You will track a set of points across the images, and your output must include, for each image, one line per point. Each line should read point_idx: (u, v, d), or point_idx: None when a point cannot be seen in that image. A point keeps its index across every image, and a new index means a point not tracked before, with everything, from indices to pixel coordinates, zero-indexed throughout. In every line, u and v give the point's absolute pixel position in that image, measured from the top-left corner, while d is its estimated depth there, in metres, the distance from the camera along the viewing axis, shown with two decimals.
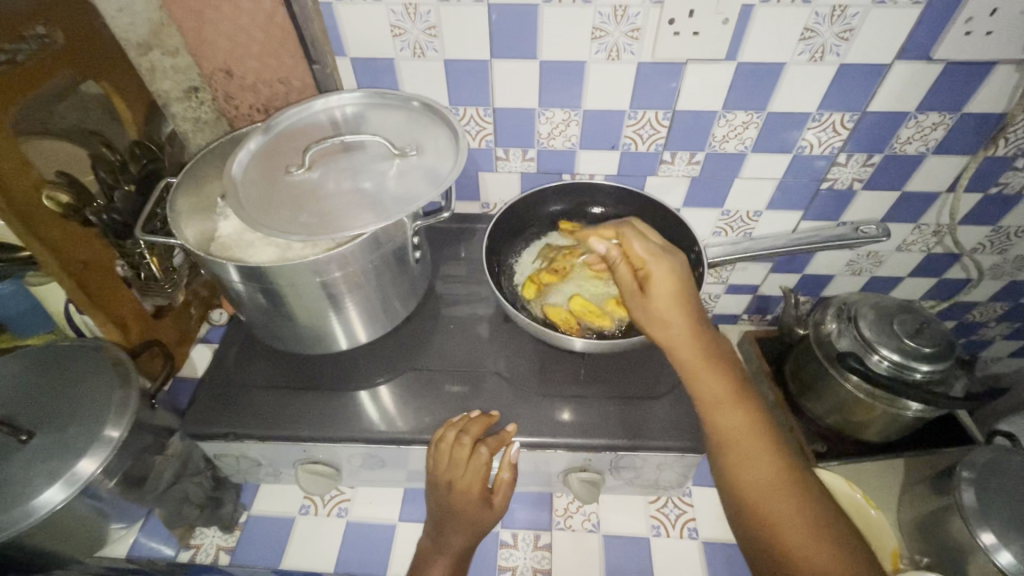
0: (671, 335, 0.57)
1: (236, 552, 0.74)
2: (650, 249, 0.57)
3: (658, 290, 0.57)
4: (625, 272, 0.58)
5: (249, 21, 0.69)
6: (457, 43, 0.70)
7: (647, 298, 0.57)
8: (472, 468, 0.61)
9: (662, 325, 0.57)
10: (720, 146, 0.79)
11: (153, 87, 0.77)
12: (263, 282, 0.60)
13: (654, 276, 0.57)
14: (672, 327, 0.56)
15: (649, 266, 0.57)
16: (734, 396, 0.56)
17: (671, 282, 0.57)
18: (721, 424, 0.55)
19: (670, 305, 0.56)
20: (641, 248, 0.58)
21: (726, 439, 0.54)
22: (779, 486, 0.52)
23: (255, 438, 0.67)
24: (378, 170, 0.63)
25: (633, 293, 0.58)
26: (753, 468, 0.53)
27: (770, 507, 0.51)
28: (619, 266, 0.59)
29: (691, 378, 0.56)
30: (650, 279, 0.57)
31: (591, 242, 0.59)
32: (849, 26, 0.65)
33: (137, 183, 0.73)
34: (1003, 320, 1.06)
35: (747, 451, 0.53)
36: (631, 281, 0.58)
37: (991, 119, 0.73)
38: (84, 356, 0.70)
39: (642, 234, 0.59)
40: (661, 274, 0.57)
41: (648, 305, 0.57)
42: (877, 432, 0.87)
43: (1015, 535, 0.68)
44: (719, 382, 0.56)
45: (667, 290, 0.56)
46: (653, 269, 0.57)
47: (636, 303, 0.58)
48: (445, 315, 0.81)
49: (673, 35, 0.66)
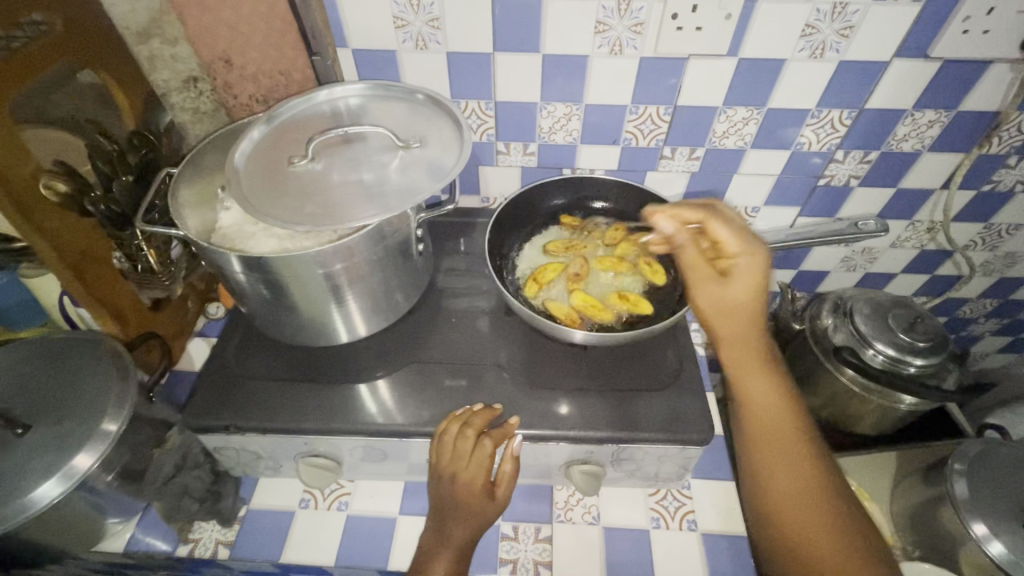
0: (735, 328, 0.58)
1: (235, 547, 0.72)
2: (739, 238, 0.57)
3: (731, 279, 0.57)
4: (694, 257, 0.58)
5: (250, 10, 0.68)
6: (461, 36, 0.70)
7: (722, 287, 0.57)
8: (476, 460, 0.62)
9: (726, 316, 0.58)
10: (719, 142, 0.80)
11: (151, 76, 0.76)
12: (265, 273, 0.59)
13: (740, 270, 0.56)
14: (736, 322, 0.58)
15: (737, 258, 0.57)
16: (778, 394, 0.57)
17: (754, 278, 0.56)
18: (758, 418, 0.56)
19: (744, 299, 0.57)
20: (725, 235, 0.57)
21: (762, 433, 0.56)
22: (811, 494, 0.53)
23: (255, 430, 0.67)
24: (382, 162, 0.63)
25: (709, 280, 0.58)
26: (785, 469, 0.54)
27: (794, 508, 0.52)
28: (689, 250, 0.59)
29: (738, 369, 0.58)
30: (734, 271, 0.57)
31: (658, 218, 0.58)
32: (849, 23, 0.65)
33: (135, 174, 0.72)
34: (993, 316, 1.08)
35: (779, 451, 0.55)
36: (703, 267, 0.58)
37: (986, 117, 0.74)
38: (77, 350, 0.69)
39: (732, 220, 0.58)
40: (743, 265, 0.56)
41: (717, 293, 0.58)
42: (870, 424, 0.89)
43: (1005, 526, 0.69)
44: (763, 380, 0.58)
45: (747, 285, 0.57)
46: (742, 262, 0.56)
47: (709, 289, 0.58)
48: (445, 309, 0.81)
49: (676, 30, 0.67)
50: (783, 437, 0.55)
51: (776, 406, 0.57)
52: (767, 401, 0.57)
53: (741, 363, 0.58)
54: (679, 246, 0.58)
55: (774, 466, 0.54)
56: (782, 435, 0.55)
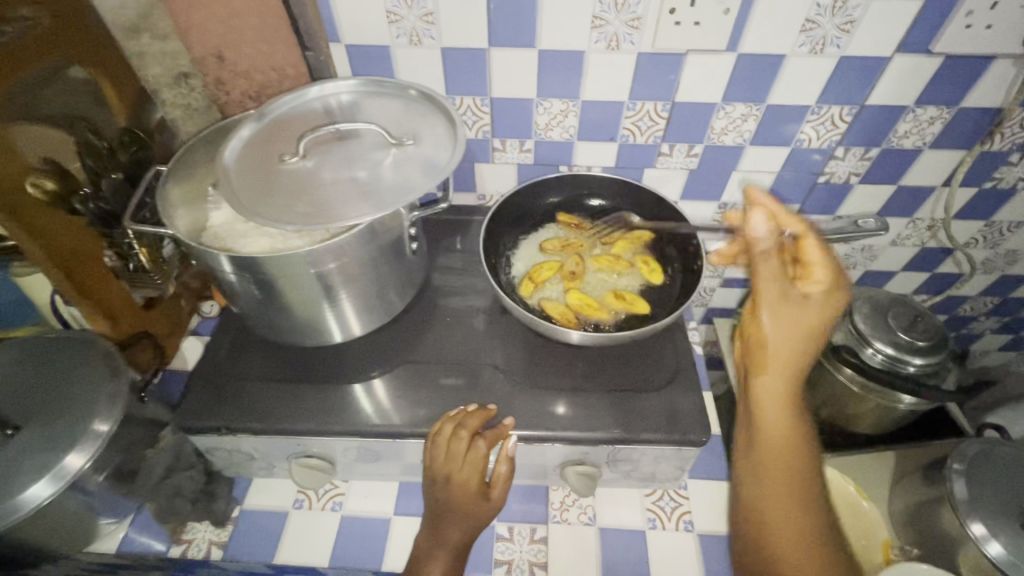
0: (790, 361, 0.51)
1: (228, 547, 0.72)
2: (829, 267, 0.52)
3: (811, 306, 0.51)
4: (775, 268, 0.52)
5: (241, 5, 0.67)
6: (455, 31, 0.69)
7: (795, 311, 0.51)
8: (470, 461, 0.62)
9: (786, 342, 0.51)
10: (717, 139, 0.79)
11: (141, 72, 0.75)
12: (256, 273, 0.58)
13: (819, 300, 0.51)
14: (794, 351, 0.51)
15: (821, 286, 0.51)
16: (801, 438, 0.52)
17: (828, 315, 0.51)
18: (772, 458, 0.51)
19: (811, 334, 0.51)
20: (815, 256, 0.52)
21: (773, 473, 0.51)
22: (815, 545, 0.49)
23: (247, 431, 0.66)
24: (375, 159, 0.62)
25: (784, 300, 0.52)
26: (790, 513, 0.50)
27: (794, 557, 0.48)
28: (771, 260, 0.52)
29: (768, 403, 0.52)
30: (812, 299, 0.51)
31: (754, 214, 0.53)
32: (850, 18, 0.64)
33: (123, 171, 0.71)
34: (994, 314, 1.07)
35: (783, 495, 0.50)
36: (785, 284, 0.52)
37: (988, 114, 0.73)
38: (69, 348, 0.68)
39: (826, 247, 0.53)
40: (823, 295, 0.51)
41: (788, 314, 0.51)
42: (869, 424, 0.88)
43: (1004, 526, 0.69)
44: (790, 420, 0.52)
45: (819, 319, 0.51)
46: (822, 293, 0.51)
47: (782, 311, 0.51)
48: (441, 308, 0.80)
49: (674, 25, 0.66)
50: (792, 484, 0.50)
51: (796, 452, 0.51)
52: (786, 444, 0.51)
53: (774, 398, 0.52)
54: (763, 251, 0.52)
55: (777, 507, 0.50)
56: (796, 477, 0.51)
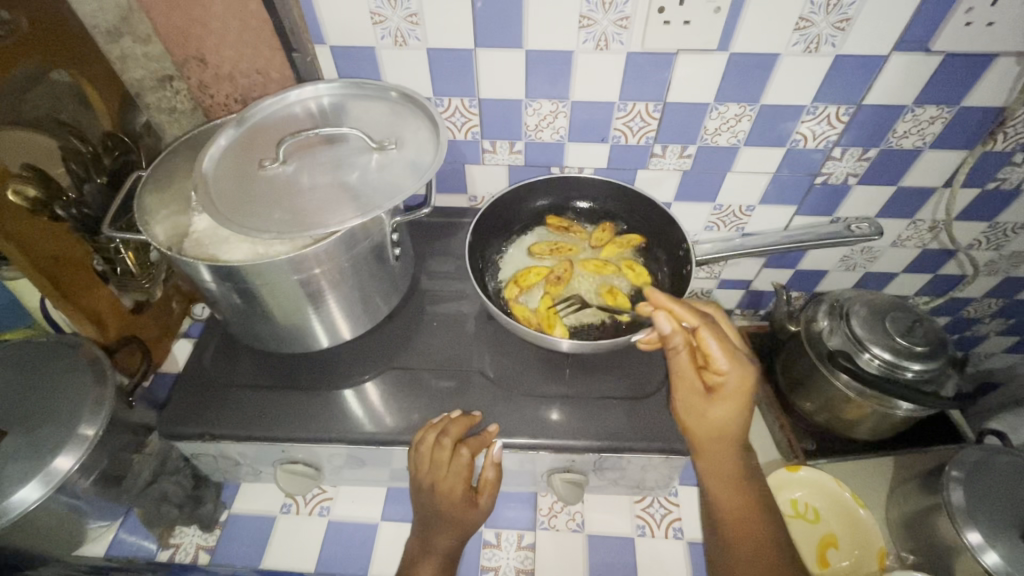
0: (714, 441, 0.60)
1: (215, 553, 0.74)
2: (728, 356, 0.59)
3: (720, 393, 0.59)
4: (684, 358, 0.60)
5: (222, 8, 0.66)
6: (441, 32, 0.67)
7: (704, 397, 0.60)
8: (453, 470, 0.61)
9: (702, 422, 0.60)
10: (711, 140, 0.77)
11: (125, 75, 0.75)
12: (237, 281, 0.58)
13: (727, 386, 0.59)
14: (715, 429, 0.60)
15: (727, 374, 0.59)
16: (747, 500, 0.60)
17: (741, 396, 0.59)
18: (725, 520, 0.60)
19: (727, 416, 0.59)
20: (715, 347, 0.59)
21: (729, 538, 0.59)
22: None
23: (232, 437, 0.66)
24: (357, 162, 0.61)
25: (697, 391, 0.60)
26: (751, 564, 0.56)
27: None
28: (681, 353, 0.60)
29: (712, 478, 0.61)
30: (722, 388, 0.59)
31: (659, 317, 0.58)
32: (846, 16, 0.62)
33: (109, 176, 0.73)
34: (998, 317, 1.05)
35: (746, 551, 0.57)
36: (694, 375, 0.60)
37: (991, 114, 0.71)
38: (56, 354, 0.68)
39: (724, 338, 0.60)
40: (731, 380, 0.59)
41: (701, 401, 0.60)
42: (867, 431, 0.86)
43: (1000, 535, 0.67)
44: (731, 487, 0.60)
45: (732, 401, 0.59)
46: (729, 380, 0.59)
47: (695, 401, 0.61)
48: (429, 313, 0.79)
49: (663, 24, 0.64)
50: (750, 545, 0.57)
51: (740, 509, 0.60)
52: (730, 505, 0.60)
53: (713, 473, 0.61)
54: (674, 346, 0.60)
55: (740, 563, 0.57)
56: (750, 533, 0.58)
